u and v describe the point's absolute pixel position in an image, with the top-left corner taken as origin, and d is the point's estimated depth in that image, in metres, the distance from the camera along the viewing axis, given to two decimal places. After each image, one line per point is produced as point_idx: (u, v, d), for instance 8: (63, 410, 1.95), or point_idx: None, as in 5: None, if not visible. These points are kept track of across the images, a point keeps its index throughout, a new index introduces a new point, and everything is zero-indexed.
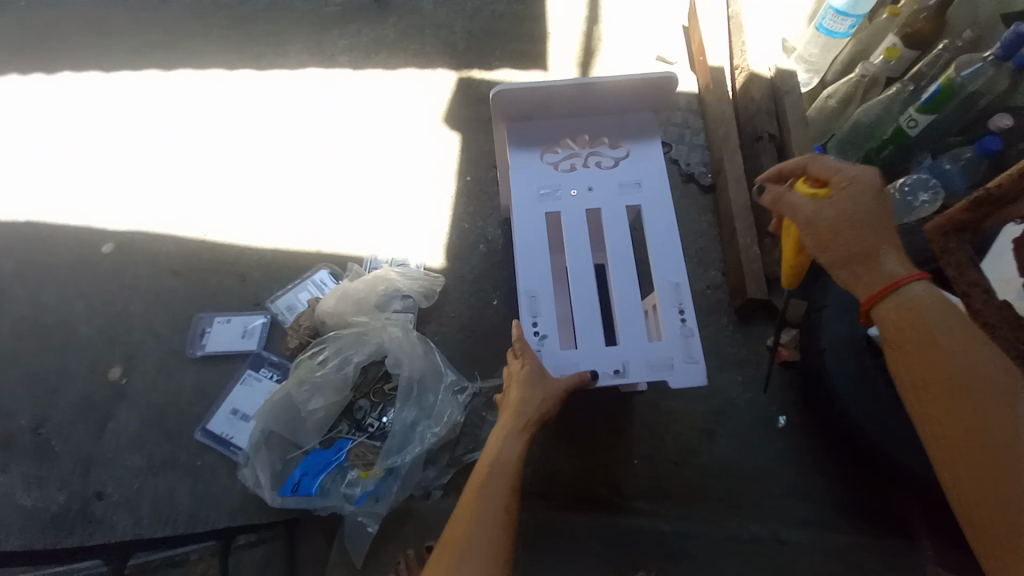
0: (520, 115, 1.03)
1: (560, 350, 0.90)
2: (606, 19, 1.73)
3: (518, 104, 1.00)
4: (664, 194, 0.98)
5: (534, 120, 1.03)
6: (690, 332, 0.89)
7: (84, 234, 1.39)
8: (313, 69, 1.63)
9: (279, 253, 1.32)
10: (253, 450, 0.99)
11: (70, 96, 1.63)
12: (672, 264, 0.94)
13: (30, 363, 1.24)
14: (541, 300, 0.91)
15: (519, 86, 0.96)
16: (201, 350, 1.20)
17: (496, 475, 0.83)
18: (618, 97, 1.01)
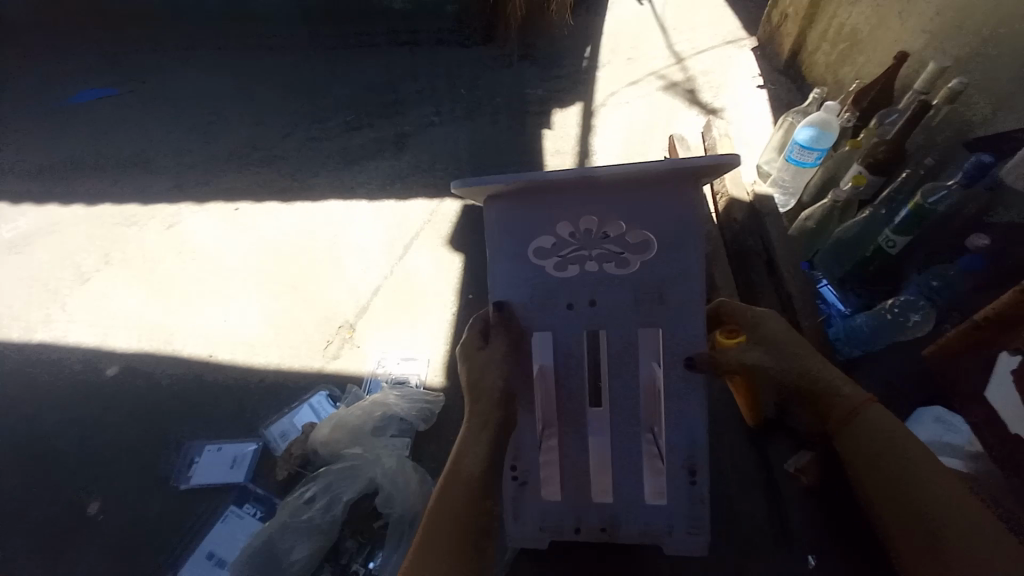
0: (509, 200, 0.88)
1: (539, 499, 0.91)
2: (596, 154, 1.95)
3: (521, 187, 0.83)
4: (686, 307, 0.85)
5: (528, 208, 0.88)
6: (700, 499, 0.86)
7: (92, 356, 1.42)
8: (332, 199, 1.80)
9: (278, 373, 1.32)
10: None
11: (107, 224, 1.78)
12: (688, 417, 0.86)
13: (5, 495, 1.17)
14: (524, 448, 0.89)
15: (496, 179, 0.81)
16: (187, 481, 1.14)
17: (460, 477, 0.75)
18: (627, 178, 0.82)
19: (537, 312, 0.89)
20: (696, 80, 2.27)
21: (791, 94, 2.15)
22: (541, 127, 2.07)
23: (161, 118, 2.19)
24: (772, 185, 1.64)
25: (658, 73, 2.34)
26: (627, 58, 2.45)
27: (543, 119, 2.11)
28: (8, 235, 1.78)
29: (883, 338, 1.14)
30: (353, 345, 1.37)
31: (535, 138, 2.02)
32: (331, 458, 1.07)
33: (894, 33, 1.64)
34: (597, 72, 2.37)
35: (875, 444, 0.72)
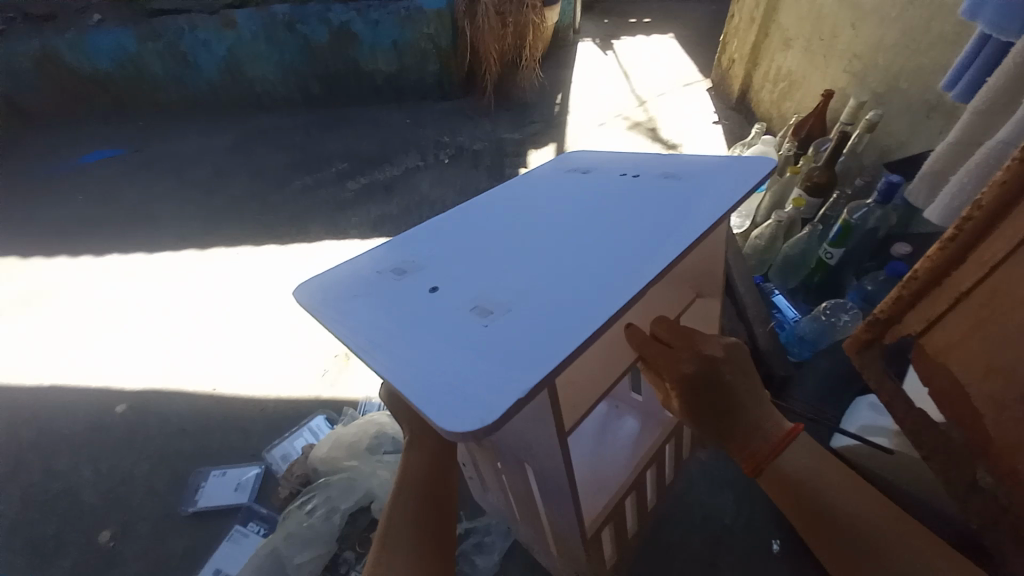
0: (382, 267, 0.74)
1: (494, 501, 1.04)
2: None
3: (352, 296, 0.68)
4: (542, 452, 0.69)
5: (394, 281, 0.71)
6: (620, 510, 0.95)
7: (102, 397, 1.50)
8: (328, 240, 1.94)
9: (280, 402, 1.42)
10: None
11: (114, 274, 1.90)
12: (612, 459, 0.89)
13: (19, 529, 1.23)
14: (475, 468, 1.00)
15: (323, 290, 0.70)
16: (195, 506, 1.21)
17: (406, 482, 0.78)
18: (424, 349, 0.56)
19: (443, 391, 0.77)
20: (657, 120, 2.51)
21: (743, 128, 2.38)
22: (518, 167, 2.27)
23: (167, 173, 2.36)
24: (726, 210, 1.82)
25: (623, 114, 2.58)
26: (595, 103, 2.70)
27: (520, 159, 2.32)
28: (20, 287, 1.89)
29: (825, 340, 1.28)
30: (348, 372, 1.48)
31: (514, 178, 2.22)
32: (329, 474, 1.14)
33: (821, 72, 1.86)
34: (568, 117, 2.60)
35: (809, 492, 0.65)
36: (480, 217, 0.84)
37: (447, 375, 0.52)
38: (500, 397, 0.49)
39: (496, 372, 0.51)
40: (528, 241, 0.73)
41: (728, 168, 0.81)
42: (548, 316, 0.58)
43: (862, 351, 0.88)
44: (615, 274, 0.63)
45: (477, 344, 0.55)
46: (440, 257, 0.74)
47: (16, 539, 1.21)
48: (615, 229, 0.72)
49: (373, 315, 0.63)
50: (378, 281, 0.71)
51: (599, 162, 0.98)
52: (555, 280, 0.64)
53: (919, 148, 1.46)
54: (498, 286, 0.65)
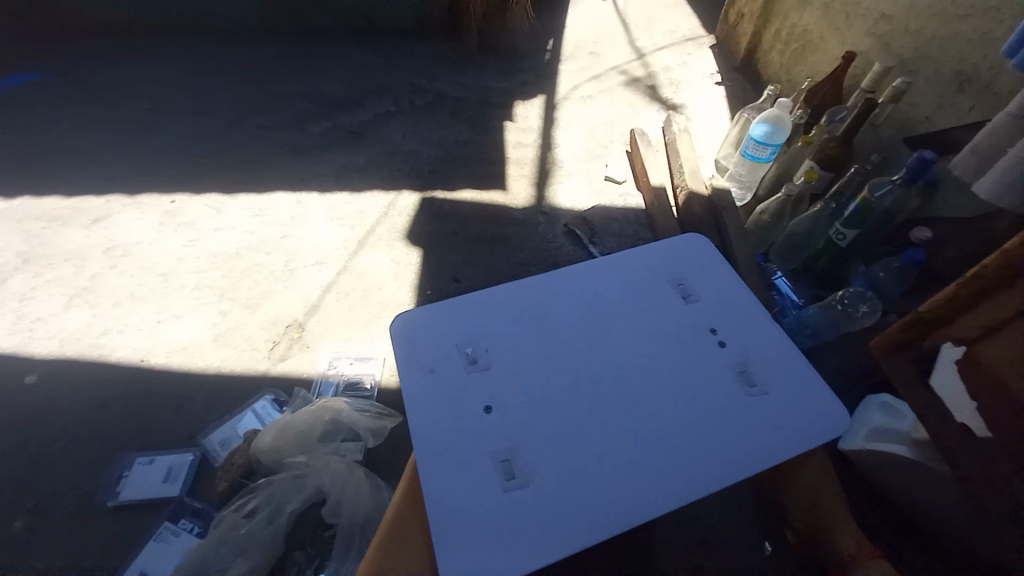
0: (459, 336, 0.77)
1: None
2: (558, 148, 1.96)
3: (426, 367, 0.73)
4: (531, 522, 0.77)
5: (457, 366, 0.74)
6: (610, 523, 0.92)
7: (9, 364, 1.28)
8: (283, 192, 1.71)
9: (220, 377, 1.24)
10: None
11: (27, 218, 1.62)
12: None
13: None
14: None
15: (415, 336, 0.76)
16: (117, 498, 1.05)
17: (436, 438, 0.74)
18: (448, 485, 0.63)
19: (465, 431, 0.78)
20: (657, 75, 2.30)
21: (745, 91, 2.21)
22: (504, 120, 2.06)
23: (91, 105, 2.01)
24: (730, 180, 1.69)
25: (620, 68, 2.35)
26: (589, 53, 2.45)
27: (505, 111, 2.10)
28: None
29: (830, 330, 1.18)
30: (303, 346, 1.31)
31: (498, 131, 2.01)
32: (274, 468, 0.99)
33: (841, 34, 1.69)
34: (560, 67, 2.35)
35: None
36: (558, 307, 0.81)
37: (460, 511, 0.61)
38: (480, 557, 0.58)
39: (480, 551, 0.59)
40: (585, 377, 0.73)
41: (799, 409, 0.71)
42: (548, 521, 0.61)
43: (893, 356, 0.85)
44: (621, 495, 0.63)
45: (488, 507, 0.62)
46: (510, 362, 0.74)
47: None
48: (654, 434, 0.68)
49: (429, 408, 0.69)
50: (448, 363, 0.74)
51: (707, 284, 0.85)
52: (581, 469, 0.65)
53: (944, 123, 1.30)
54: (541, 442, 0.67)
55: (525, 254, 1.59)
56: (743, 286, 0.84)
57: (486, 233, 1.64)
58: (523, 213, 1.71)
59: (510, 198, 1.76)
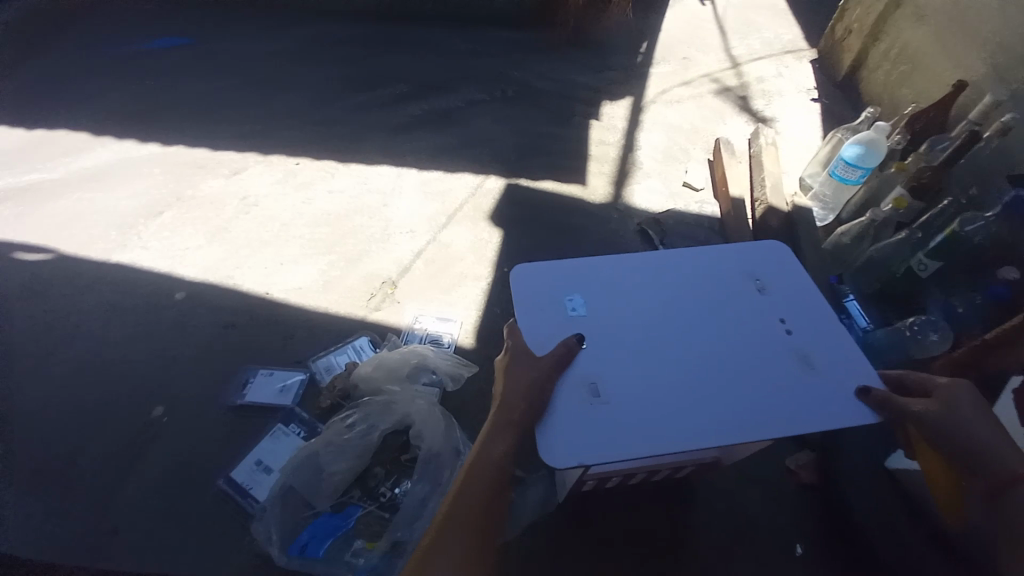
0: (559, 285, 0.88)
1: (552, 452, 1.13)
2: (639, 150, 2.03)
3: (530, 304, 0.86)
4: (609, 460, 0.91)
5: (556, 307, 0.85)
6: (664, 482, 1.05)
7: (162, 281, 1.55)
8: (384, 165, 1.91)
9: (324, 317, 1.45)
10: (270, 506, 1.03)
11: (178, 164, 1.93)
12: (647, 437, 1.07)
13: (72, 393, 1.30)
14: None
15: (523, 279, 0.88)
16: (240, 399, 1.27)
17: (473, 474, 0.76)
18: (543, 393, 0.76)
19: None
20: (749, 86, 2.29)
21: (842, 111, 2.15)
22: (589, 117, 2.15)
23: (228, 71, 2.31)
24: (812, 199, 1.69)
25: (712, 75, 2.36)
26: (680, 58, 2.47)
27: (591, 109, 2.19)
28: (88, 163, 1.92)
29: (897, 354, 1.20)
30: (393, 300, 1.50)
31: (582, 128, 2.11)
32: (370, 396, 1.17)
33: (953, 61, 1.64)
34: (649, 69, 2.40)
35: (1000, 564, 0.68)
36: (647, 274, 0.91)
37: (551, 413, 0.74)
38: (563, 446, 0.71)
39: (563, 443, 0.71)
40: (664, 335, 0.83)
41: (854, 396, 0.78)
42: (620, 433, 0.73)
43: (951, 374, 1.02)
44: (683, 427, 0.74)
45: (571, 415, 0.74)
46: (600, 311, 0.85)
47: (70, 399, 1.29)
48: (719, 386, 0.78)
49: (529, 335, 0.82)
50: (549, 302, 0.86)
51: (783, 279, 0.92)
52: (653, 401, 0.76)
53: None
54: (621, 376, 0.78)
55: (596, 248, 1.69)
56: (816, 288, 0.90)
57: (562, 223, 1.75)
58: (599, 207, 1.81)
59: (588, 193, 1.86)
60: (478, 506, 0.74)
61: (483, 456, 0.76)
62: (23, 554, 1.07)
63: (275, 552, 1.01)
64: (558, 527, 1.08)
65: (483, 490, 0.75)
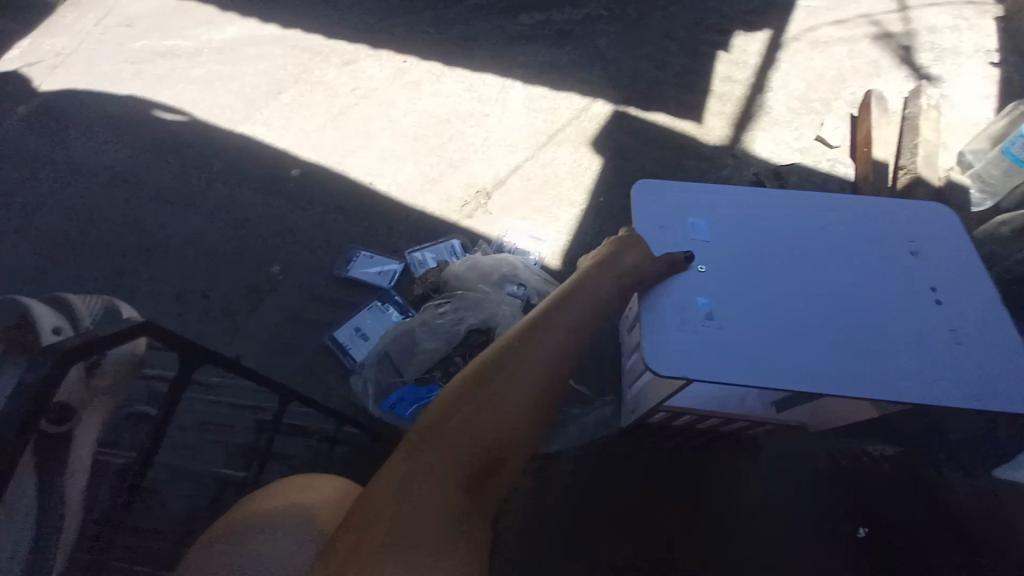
0: (688, 210, 0.86)
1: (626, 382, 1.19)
2: (769, 94, 1.83)
3: (656, 223, 0.85)
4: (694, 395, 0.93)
5: (681, 232, 0.84)
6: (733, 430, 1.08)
7: (281, 157, 1.65)
8: (493, 75, 1.86)
9: (424, 214, 1.51)
10: (369, 365, 1.17)
11: (298, 47, 1.98)
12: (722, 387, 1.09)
13: (207, 241, 1.46)
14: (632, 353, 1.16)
15: (652, 198, 0.87)
16: (347, 272, 1.39)
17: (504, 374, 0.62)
18: (658, 307, 0.77)
19: None
20: (919, 34, 1.95)
21: None
22: (718, 49, 1.94)
23: None
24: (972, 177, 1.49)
25: (875, 16, 2.02)
26: None
27: (722, 40, 1.97)
28: (220, 36, 2.03)
29: None
30: (488, 210, 1.52)
31: (710, 61, 1.91)
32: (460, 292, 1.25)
33: None
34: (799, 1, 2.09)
35: None
36: (784, 215, 0.86)
37: (664, 326, 0.75)
38: (672, 357, 0.73)
39: (672, 354, 0.73)
40: (793, 277, 0.80)
41: (997, 380, 0.73)
42: (729, 358, 0.73)
43: None
44: (796, 367, 0.73)
45: (685, 331, 0.75)
46: (728, 242, 0.83)
47: (204, 245, 1.45)
48: (844, 338, 0.75)
49: (652, 252, 0.82)
50: (676, 225, 0.85)
51: (942, 247, 0.83)
52: (769, 336, 0.75)
53: None
54: (740, 307, 0.78)
55: None
56: (980, 263, 0.82)
57: (670, 161, 1.66)
58: (711, 151, 1.69)
59: (701, 133, 1.73)
60: (533, 371, 0.62)
61: (551, 323, 0.67)
62: (169, 363, 1.29)
63: (371, 405, 1.15)
64: (620, 448, 1.14)
65: (543, 354, 0.64)
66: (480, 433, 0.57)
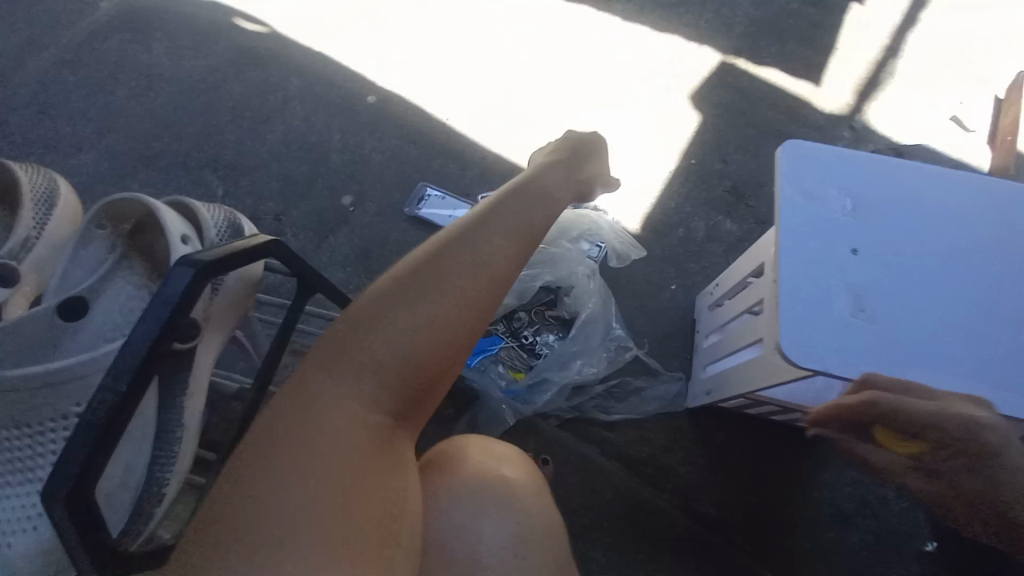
0: (840, 181, 0.74)
1: (690, 361, 1.14)
2: (903, 58, 1.57)
3: (803, 192, 0.73)
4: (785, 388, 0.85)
5: (830, 205, 0.72)
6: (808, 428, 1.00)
7: (356, 79, 1.54)
8: (588, 7, 1.65)
9: (498, 159, 1.43)
10: None
11: None
12: None
13: (281, 163, 1.43)
14: (700, 334, 1.13)
15: (799, 161, 0.75)
16: (416, 210, 1.35)
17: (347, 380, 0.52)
18: (801, 290, 0.67)
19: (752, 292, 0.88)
20: None
21: None
22: None
23: None
24: None
25: None
26: None
27: None
28: None
29: None
30: None
31: (839, 12, 1.64)
32: None
33: None
34: None
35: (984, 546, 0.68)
36: (953, 198, 0.74)
37: (807, 312, 0.66)
38: (813, 348, 0.65)
39: (814, 345, 0.65)
40: (960, 272, 0.70)
41: None
42: (878, 356, 0.65)
43: None
44: (957, 375, 0.64)
45: (830, 322, 0.66)
46: (886, 224, 0.72)
47: (276, 167, 1.42)
48: (1014, 349, 0.66)
49: (795, 226, 0.71)
50: (825, 197, 0.73)
51: None
52: (926, 337, 0.66)
53: None
54: (893, 302, 0.68)
55: None
56: None
57: (776, 126, 1.47)
58: (825, 120, 1.49)
59: (816, 98, 1.52)
60: (446, 305, 0.53)
61: (475, 245, 0.56)
62: None
63: None
64: (679, 427, 1.09)
65: (461, 282, 0.55)
66: (390, 366, 0.52)
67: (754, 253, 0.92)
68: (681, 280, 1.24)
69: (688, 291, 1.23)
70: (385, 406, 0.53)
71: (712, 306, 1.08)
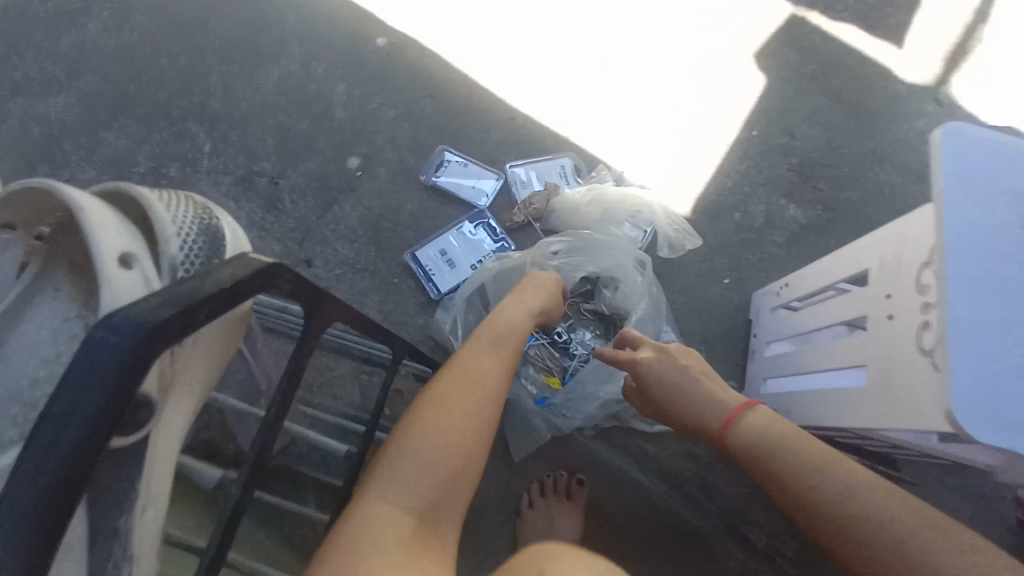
0: (1014, 179, 0.58)
1: (751, 367, 1.01)
2: (1002, 17, 1.34)
3: (970, 194, 0.57)
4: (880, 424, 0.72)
5: (1003, 213, 0.56)
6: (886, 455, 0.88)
7: (360, 16, 1.28)
8: None
9: (530, 119, 1.21)
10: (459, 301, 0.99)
11: None
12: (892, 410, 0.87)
13: (278, 117, 1.22)
14: (761, 337, 1.00)
15: (960, 151, 0.58)
16: (433, 178, 1.16)
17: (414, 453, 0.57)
18: (969, 327, 0.53)
19: (844, 303, 0.74)
20: None
21: None
22: None
23: None
24: None
25: None
26: None
27: None
28: None
29: None
30: (615, 128, 1.21)
31: None
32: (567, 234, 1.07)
33: None
34: None
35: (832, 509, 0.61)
36: None
37: (980, 356, 0.52)
38: (990, 405, 0.51)
39: (991, 401, 0.51)
40: None
41: None
42: None
43: None
44: None
45: (1010, 369, 0.52)
46: None
47: (272, 121, 1.22)
48: None
49: (962, 240, 0.55)
50: (998, 200, 0.57)
51: None
52: None
53: None
54: None
55: (889, 148, 1.20)
56: None
57: (853, 95, 1.25)
58: (907, 89, 1.28)
59: (899, 62, 1.31)
60: (456, 405, 0.61)
61: (467, 355, 0.67)
62: None
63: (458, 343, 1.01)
64: None
65: (461, 382, 0.63)
66: (418, 468, 0.56)
67: (848, 254, 0.77)
68: (736, 273, 1.10)
69: (743, 286, 1.09)
70: (422, 509, 0.54)
71: (780, 307, 0.95)
